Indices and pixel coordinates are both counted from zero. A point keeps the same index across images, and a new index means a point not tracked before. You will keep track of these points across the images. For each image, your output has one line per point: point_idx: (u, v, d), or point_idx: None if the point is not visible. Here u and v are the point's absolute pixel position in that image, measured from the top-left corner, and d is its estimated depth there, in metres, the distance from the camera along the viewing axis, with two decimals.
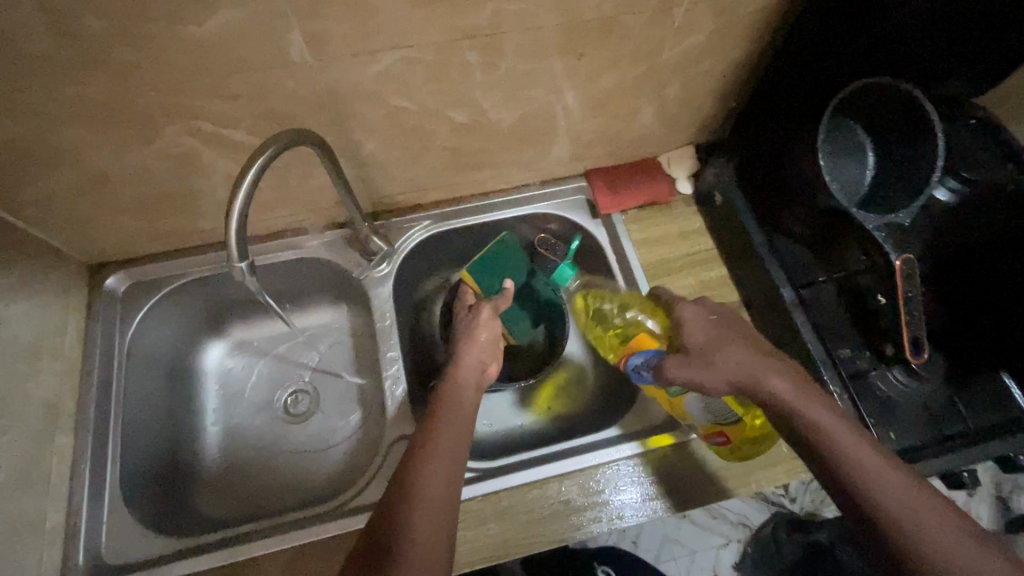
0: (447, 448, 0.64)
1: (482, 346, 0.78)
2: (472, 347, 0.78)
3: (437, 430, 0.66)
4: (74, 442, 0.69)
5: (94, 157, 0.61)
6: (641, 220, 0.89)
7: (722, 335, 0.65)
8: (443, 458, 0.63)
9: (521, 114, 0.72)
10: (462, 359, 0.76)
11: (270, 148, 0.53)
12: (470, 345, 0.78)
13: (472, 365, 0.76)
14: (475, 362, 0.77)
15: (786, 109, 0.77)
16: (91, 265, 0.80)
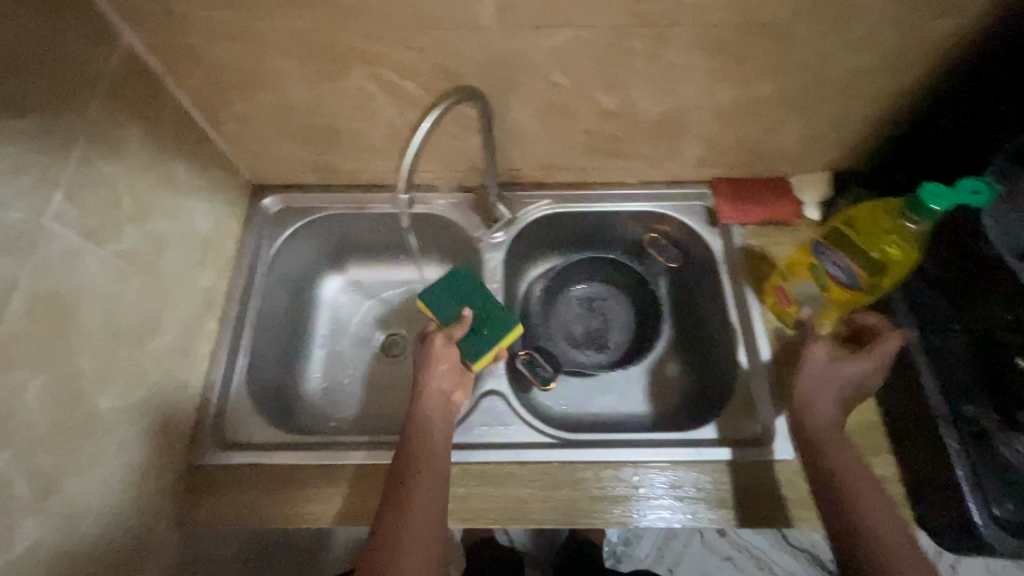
0: (433, 464, 0.64)
1: (441, 377, 0.71)
2: (438, 376, 0.71)
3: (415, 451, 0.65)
4: (219, 329, 0.80)
5: (292, 86, 0.70)
6: (760, 236, 0.87)
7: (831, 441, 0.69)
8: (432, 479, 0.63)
9: (668, 108, 0.74)
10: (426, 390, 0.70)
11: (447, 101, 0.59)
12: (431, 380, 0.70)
13: (431, 399, 0.70)
14: (438, 394, 0.70)
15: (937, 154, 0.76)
16: (255, 184, 0.91)
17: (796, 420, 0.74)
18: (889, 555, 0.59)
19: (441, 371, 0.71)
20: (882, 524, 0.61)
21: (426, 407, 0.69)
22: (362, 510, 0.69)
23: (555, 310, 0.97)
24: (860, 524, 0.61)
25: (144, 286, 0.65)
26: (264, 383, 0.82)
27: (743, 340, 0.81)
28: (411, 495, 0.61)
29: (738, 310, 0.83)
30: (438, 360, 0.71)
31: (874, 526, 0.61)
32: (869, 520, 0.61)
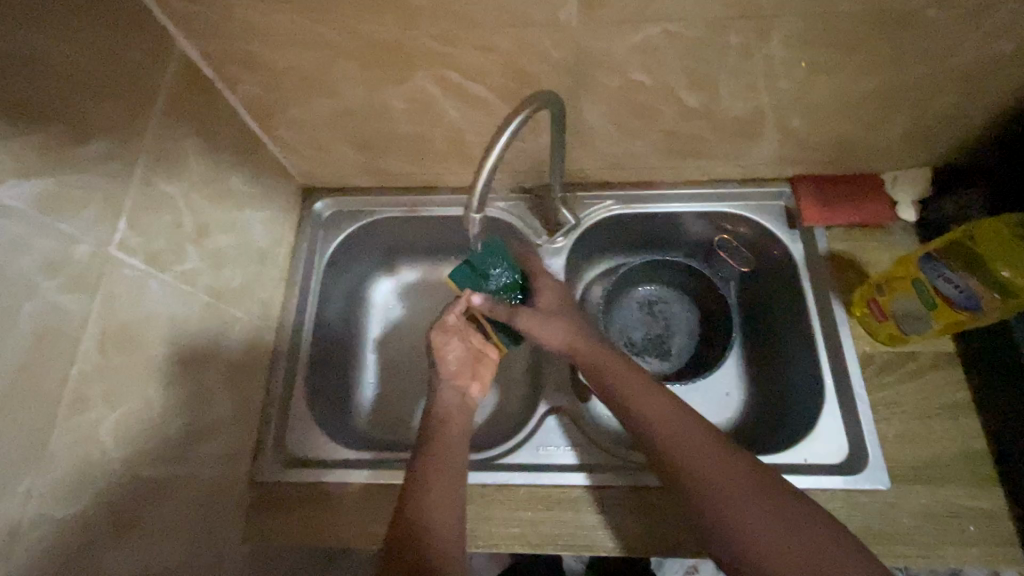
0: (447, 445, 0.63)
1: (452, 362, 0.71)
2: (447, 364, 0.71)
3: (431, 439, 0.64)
4: (277, 340, 0.78)
5: (350, 91, 0.66)
6: (847, 240, 0.80)
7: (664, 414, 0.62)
8: (445, 459, 0.62)
9: (757, 104, 0.67)
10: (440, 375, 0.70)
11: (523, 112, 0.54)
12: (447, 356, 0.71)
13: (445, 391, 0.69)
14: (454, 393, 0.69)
15: None
16: (306, 187, 0.88)
17: (891, 448, 0.68)
18: (754, 510, 0.54)
19: (454, 347, 0.72)
20: (721, 471, 0.56)
21: (446, 397, 0.69)
22: None
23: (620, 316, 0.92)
24: (704, 503, 0.56)
25: (205, 306, 0.63)
26: (320, 393, 0.81)
27: (829, 357, 0.75)
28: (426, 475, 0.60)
29: (823, 322, 0.76)
30: (447, 351, 0.71)
31: (700, 472, 0.57)
32: (699, 461, 0.57)
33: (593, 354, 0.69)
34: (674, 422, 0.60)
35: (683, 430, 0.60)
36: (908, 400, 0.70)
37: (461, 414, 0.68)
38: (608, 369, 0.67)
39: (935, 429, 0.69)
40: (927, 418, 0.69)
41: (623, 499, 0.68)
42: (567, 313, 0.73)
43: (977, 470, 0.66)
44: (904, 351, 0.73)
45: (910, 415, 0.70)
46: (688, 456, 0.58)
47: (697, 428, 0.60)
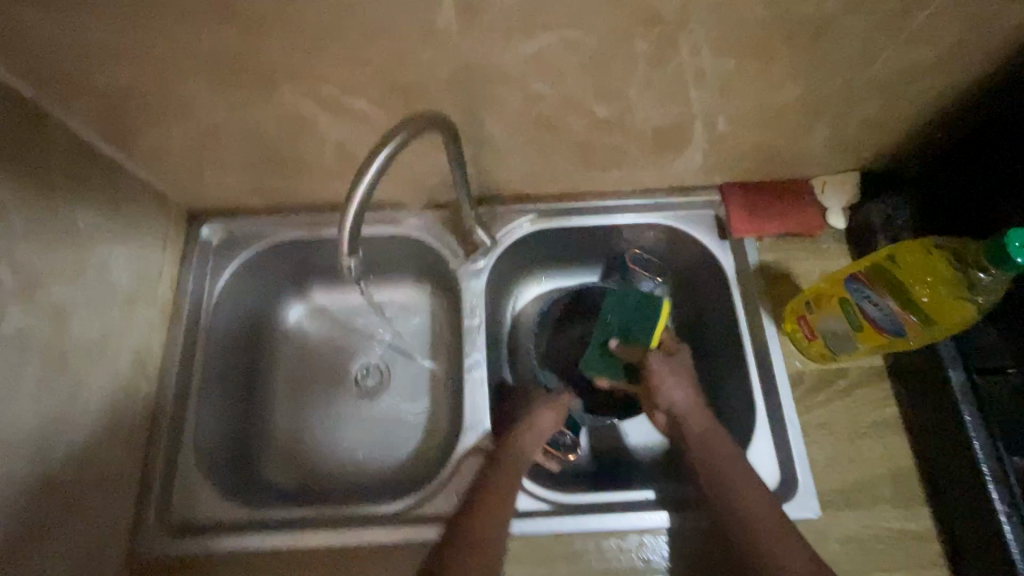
0: (512, 470, 0.64)
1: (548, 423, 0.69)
2: (547, 415, 0.70)
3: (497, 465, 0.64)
4: (157, 391, 0.69)
5: (211, 110, 0.57)
6: (778, 251, 0.77)
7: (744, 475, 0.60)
8: (505, 485, 0.62)
9: (674, 115, 0.62)
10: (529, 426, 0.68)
11: (396, 138, 0.46)
12: (543, 414, 0.70)
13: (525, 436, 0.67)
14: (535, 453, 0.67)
15: (994, 148, 0.65)
16: (189, 210, 0.78)
17: (821, 472, 0.66)
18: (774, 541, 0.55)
19: (546, 413, 0.70)
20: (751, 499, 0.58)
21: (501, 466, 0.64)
22: None
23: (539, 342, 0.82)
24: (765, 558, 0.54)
25: (42, 373, 0.54)
26: (215, 444, 0.72)
27: (760, 377, 0.71)
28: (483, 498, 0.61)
29: (754, 340, 0.73)
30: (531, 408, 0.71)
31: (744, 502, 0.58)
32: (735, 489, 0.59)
33: (706, 430, 0.64)
34: (752, 493, 0.58)
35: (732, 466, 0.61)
36: (839, 420, 0.68)
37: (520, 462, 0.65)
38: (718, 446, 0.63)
39: (864, 450, 0.67)
40: (856, 438, 0.67)
41: (655, 546, 0.63)
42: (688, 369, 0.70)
43: (907, 491, 0.65)
44: (834, 368, 0.70)
45: (839, 436, 0.67)
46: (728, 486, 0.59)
47: (752, 481, 0.59)
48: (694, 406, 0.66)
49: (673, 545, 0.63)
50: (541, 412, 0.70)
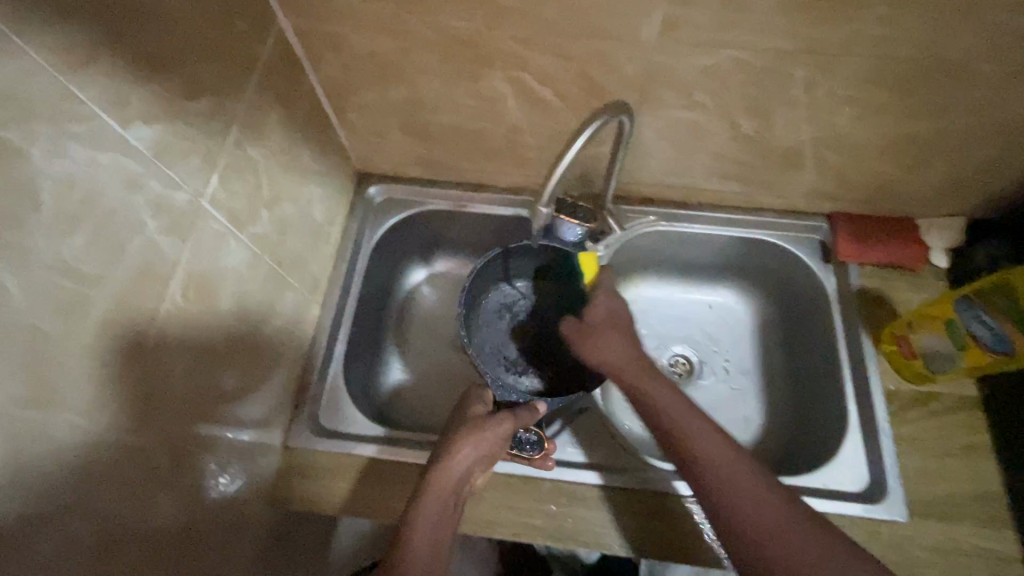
0: (442, 503, 0.62)
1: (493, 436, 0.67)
2: (469, 452, 0.65)
3: (426, 499, 0.62)
4: (321, 313, 0.81)
5: (426, 84, 0.70)
6: (879, 278, 0.83)
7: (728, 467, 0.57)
8: (429, 529, 0.60)
9: (808, 136, 0.71)
10: (463, 452, 0.65)
11: (599, 118, 0.57)
12: (466, 449, 0.65)
13: (455, 471, 0.64)
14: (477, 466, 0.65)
15: None
16: (361, 171, 0.92)
17: (910, 481, 0.70)
18: (796, 528, 0.53)
19: (470, 448, 0.65)
20: (758, 490, 0.55)
21: (439, 480, 0.63)
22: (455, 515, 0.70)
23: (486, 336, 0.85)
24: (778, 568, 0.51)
25: (268, 269, 0.66)
26: (355, 370, 0.83)
27: (853, 388, 0.77)
28: (411, 543, 0.58)
29: (851, 353, 0.79)
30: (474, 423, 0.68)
31: (748, 490, 0.55)
32: (740, 482, 0.55)
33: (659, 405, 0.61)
34: (763, 505, 0.54)
35: (706, 444, 0.58)
36: (930, 437, 0.72)
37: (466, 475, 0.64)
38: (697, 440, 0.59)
39: (955, 468, 0.70)
40: (948, 457, 0.71)
41: None
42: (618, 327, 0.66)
43: (996, 513, 0.68)
44: (928, 389, 0.75)
45: (929, 451, 0.71)
46: (733, 474, 0.56)
47: (747, 475, 0.56)
48: (636, 366, 0.63)
49: None
50: (464, 449, 0.65)
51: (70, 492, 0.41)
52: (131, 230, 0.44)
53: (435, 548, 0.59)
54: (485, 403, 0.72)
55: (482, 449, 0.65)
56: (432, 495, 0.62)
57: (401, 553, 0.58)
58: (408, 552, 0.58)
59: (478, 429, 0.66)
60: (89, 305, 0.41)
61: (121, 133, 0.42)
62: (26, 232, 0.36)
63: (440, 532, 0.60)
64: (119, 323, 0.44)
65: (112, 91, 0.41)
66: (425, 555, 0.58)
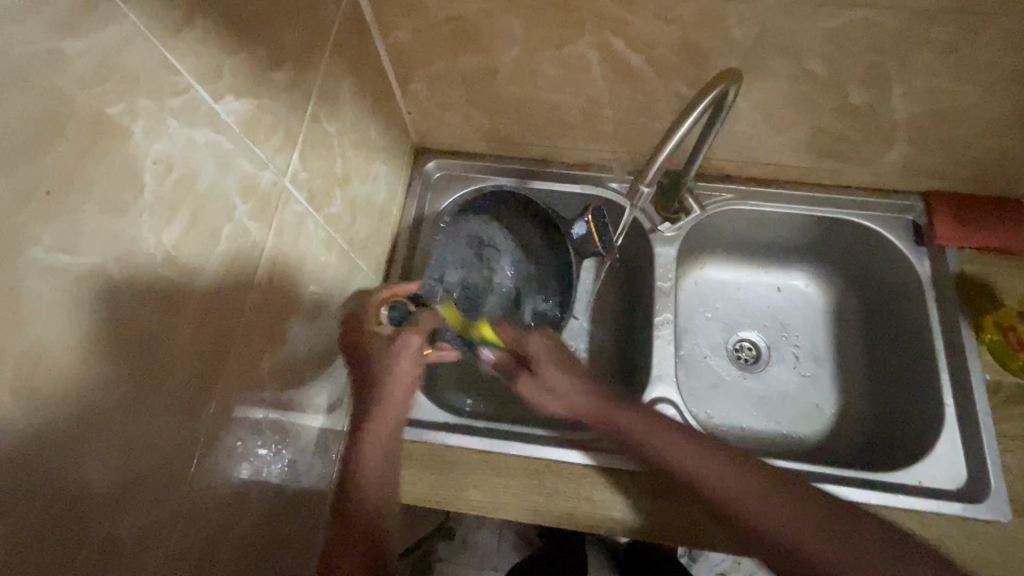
0: (387, 446, 0.57)
1: (406, 373, 0.58)
2: (393, 391, 0.58)
3: (363, 433, 0.56)
4: (382, 295, 0.78)
5: (505, 50, 0.65)
6: (980, 263, 0.77)
7: (673, 434, 0.59)
8: (379, 469, 0.56)
9: (926, 108, 0.64)
10: (389, 393, 0.57)
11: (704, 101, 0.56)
12: (390, 380, 0.58)
13: (388, 409, 0.58)
14: (398, 400, 0.58)
15: None
16: (418, 146, 0.87)
17: (1015, 480, 0.66)
18: (774, 509, 0.52)
19: (393, 382, 0.58)
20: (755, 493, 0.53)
21: (368, 429, 0.57)
22: (532, 509, 0.67)
23: (446, 242, 0.80)
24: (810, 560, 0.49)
25: (341, 251, 0.63)
26: None
27: (950, 380, 0.72)
28: (360, 475, 0.55)
29: (947, 344, 0.74)
30: (381, 354, 0.59)
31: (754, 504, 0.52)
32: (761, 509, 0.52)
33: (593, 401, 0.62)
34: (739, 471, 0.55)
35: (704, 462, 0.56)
36: None
37: (396, 409, 0.58)
38: (635, 426, 0.60)
39: None
40: None
41: None
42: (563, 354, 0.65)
43: None
44: None
45: None
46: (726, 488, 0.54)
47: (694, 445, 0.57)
48: (551, 357, 0.64)
49: None
50: (385, 382, 0.58)
51: (173, 493, 0.39)
52: (224, 215, 0.40)
53: (388, 470, 0.56)
54: (391, 325, 0.62)
55: (404, 375, 0.58)
56: (368, 438, 0.56)
57: (356, 500, 0.54)
58: (358, 489, 0.54)
59: (394, 359, 0.58)
60: (151, 343, 0.35)
61: (218, 107, 0.39)
62: (135, 220, 0.32)
63: (388, 468, 0.56)
64: (181, 353, 0.38)
65: (205, 59, 0.37)
66: (381, 485, 0.55)
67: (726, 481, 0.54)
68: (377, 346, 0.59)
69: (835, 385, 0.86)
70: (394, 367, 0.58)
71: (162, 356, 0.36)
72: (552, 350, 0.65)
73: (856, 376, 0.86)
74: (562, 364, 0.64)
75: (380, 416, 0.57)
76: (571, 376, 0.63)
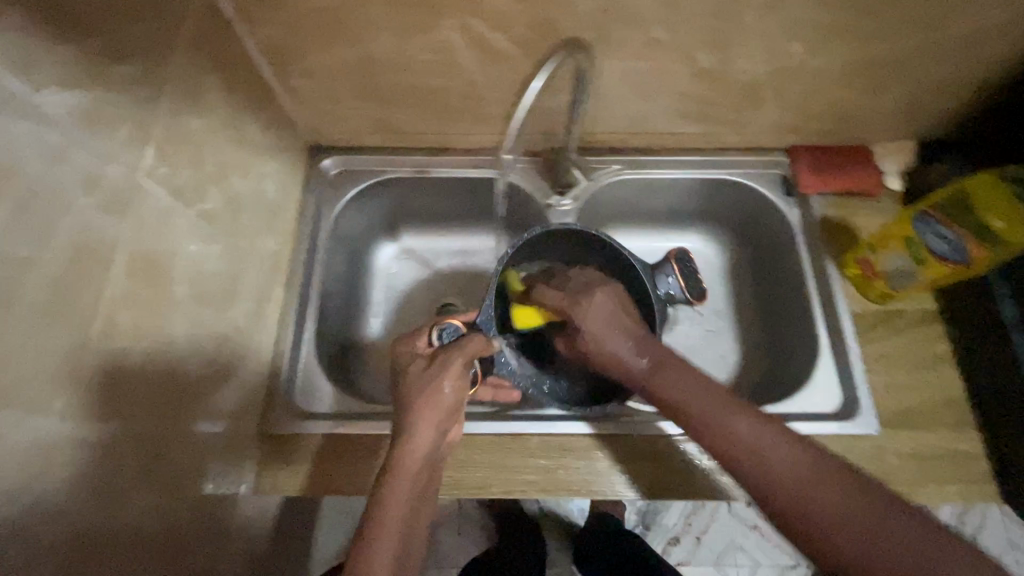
0: (417, 470, 0.56)
1: (448, 393, 0.60)
2: (432, 416, 0.59)
3: (396, 460, 0.56)
4: (286, 294, 0.77)
5: (373, 38, 0.66)
6: (840, 206, 0.84)
7: (722, 407, 0.55)
8: (410, 492, 0.55)
9: (767, 69, 0.71)
10: (425, 414, 0.58)
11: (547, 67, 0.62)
12: (427, 406, 0.59)
13: (425, 433, 0.58)
14: (439, 417, 0.59)
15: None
16: (313, 144, 0.87)
17: (880, 395, 0.73)
18: (812, 494, 0.48)
19: (428, 404, 0.59)
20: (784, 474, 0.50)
21: (401, 450, 0.57)
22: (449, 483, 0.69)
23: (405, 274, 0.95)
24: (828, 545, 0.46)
25: (226, 248, 0.63)
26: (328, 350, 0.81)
27: (822, 315, 0.79)
28: (388, 506, 0.54)
29: (818, 282, 0.81)
30: (427, 379, 0.61)
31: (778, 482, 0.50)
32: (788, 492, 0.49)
33: (648, 368, 0.60)
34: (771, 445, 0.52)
35: (746, 436, 0.53)
36: (896, 353, 0.75)
37: (434, 431, 0.59)
38: (693, 399, 0.56)
39: (919, 379, 0.74)
40: (913, 368, 0.74)
41: None
42: (615, 319, 0.61)
43: (961, 418, 0.71)
44: (891, 309, 0.77)
45: (896, 366, 0.74)
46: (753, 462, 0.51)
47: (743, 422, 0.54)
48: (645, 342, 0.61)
49: None
50: (423, 407, 0.59)
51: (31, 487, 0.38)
52: (63, 207, 0.40)
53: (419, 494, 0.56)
54: (425, 339, 0.67)
55: (441, 395, 0.60)
56: (400, 464, 0.56)
57: (375, 534, 0.52)
58: (383, 520, 0.53)
59: (433, 376, 0.61)
60: None
61: (36, 97, 0.38)
62: None
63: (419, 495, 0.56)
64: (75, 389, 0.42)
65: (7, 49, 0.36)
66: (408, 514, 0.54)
67: (755, 456, 0.52)
68: (418, 369, 0.62)
69: (735, 337, 0.93)
70: (433, 389, 0.60)
71: (38, 391, 0.39)
72: (609, 323, 0.61)
73: (750, 323, 0.93)
74: (607, 329, 0.61)
75: (420, 438, 0.58)
76: (612, 330, 0.61)
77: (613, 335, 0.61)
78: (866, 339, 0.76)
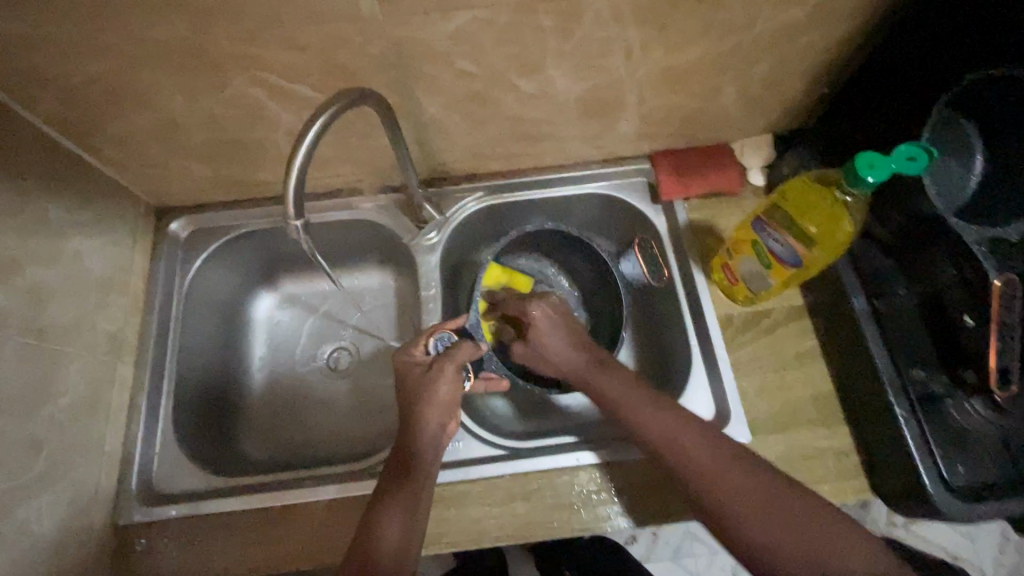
0: (422, 461, 0.62)
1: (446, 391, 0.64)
2: (436, 406, 0.64)
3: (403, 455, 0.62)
4: (135, 371, 0.74)
5: (168, 102, 0.63)
6: (705, 209, 0.83)
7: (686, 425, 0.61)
8: (412, 484, 0.60)
9: (593, 86, 0.69)
10: (426, 411, 0.63)
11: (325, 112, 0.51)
12: (427, 405, 0.64)
13: (429, 429, 0.63)
14: (438, 413, 0.64)
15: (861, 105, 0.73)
16: (159, 207, 0.83)
17: (750, 400, 0.72)
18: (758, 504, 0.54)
19: (433, 405, 0.64)
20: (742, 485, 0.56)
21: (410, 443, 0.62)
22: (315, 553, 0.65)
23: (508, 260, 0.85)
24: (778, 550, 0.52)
25: (21, 347, 0.59)
26: (192, 421, 0.76)
27: (694, 322, 0.78)
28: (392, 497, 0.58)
29: (688, 290, 0.80)
30: (432, 382, 0.65)
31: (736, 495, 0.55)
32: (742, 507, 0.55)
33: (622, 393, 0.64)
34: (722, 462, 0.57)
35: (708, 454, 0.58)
36: (766, 354, 0.74)
37: (438, 423, 0.64)
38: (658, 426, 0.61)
39: (789, 378, 0.73)
40: (782, 369, 0.74)
41: (611, 476, 0.69)
42: (564, 326, 0.71)
43: (831, 415, 0.71)
44: (759, 309, 0.77)
45: (766, 368, 0.74)
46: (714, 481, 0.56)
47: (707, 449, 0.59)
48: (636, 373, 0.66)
49: (627, 471, 0.69)
50: (428, 407, 0.64)
51: None
52: None
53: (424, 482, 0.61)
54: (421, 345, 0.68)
55: (438, 393, 0.64)
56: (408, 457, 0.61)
57: (380, 521, 0.56)
58: (390, 507, 0.57)
59: (434, 377, 0.64)
60: None
61: None
62: None
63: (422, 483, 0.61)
64: None
65: None
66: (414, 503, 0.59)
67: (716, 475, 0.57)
68: (419, 373, 0.65)
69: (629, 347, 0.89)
70: (434, 387, 0.64)
71: None
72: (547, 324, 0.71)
73: None
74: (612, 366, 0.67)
75: (424, 432, 0.63)
76: (564, 338, 0.70)
77: (598, 370, 0.67)
78: (735, 343, 0.75)
